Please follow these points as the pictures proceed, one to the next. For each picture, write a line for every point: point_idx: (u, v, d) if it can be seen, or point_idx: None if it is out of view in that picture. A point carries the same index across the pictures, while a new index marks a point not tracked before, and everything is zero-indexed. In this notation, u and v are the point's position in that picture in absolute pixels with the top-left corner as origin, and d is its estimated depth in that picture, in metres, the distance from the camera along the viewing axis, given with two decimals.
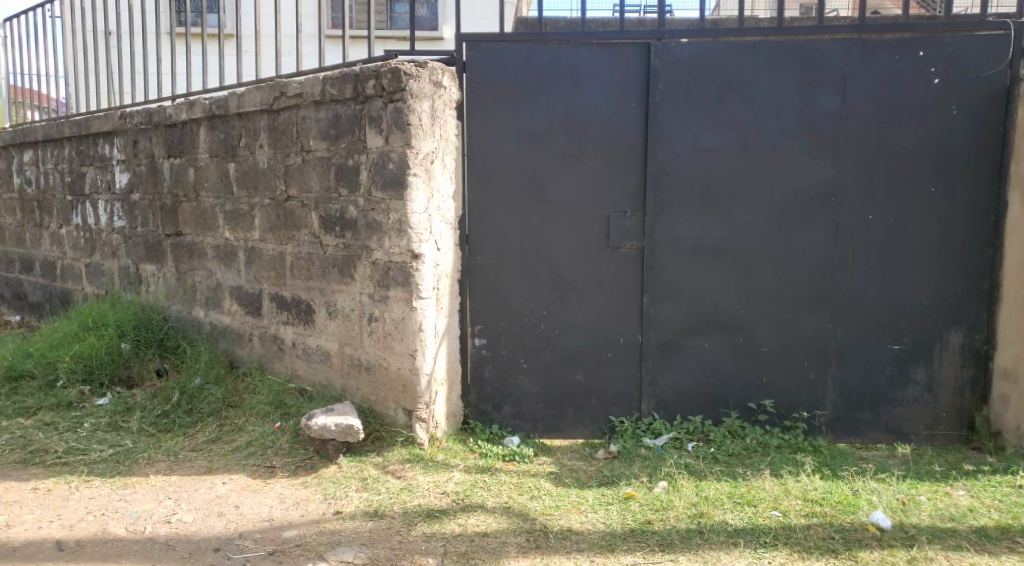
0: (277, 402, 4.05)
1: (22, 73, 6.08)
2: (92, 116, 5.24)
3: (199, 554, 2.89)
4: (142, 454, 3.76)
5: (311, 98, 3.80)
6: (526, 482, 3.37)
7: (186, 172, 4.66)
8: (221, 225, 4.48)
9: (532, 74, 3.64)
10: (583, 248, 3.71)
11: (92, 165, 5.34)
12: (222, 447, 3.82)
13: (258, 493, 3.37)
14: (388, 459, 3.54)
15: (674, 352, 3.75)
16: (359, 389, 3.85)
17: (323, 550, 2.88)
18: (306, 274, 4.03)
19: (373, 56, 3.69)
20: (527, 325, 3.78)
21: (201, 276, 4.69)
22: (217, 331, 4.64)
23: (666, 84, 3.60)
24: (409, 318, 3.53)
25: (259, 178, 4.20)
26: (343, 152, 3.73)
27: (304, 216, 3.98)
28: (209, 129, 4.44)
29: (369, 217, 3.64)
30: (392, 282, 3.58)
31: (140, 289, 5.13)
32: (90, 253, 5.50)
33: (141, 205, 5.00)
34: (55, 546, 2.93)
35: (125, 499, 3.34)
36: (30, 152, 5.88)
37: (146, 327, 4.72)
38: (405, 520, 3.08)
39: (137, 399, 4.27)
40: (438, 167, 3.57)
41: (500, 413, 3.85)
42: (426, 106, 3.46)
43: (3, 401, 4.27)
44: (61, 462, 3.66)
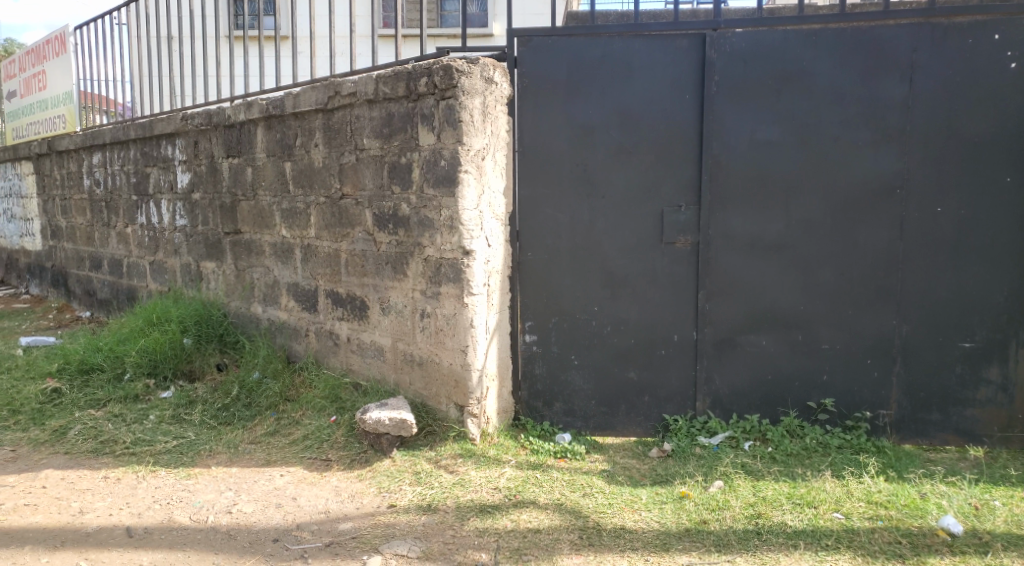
0: (332, 396, 4.13)
1: (91, 78, 6.33)
2: (156, 118, 5.42)
3: (259, 544, 2.96)
4: (204, 446, 3.88)
5: (365, 97, 3.85)
6: (579, 480, 3.34)
7: (244, 171, 4.78)
8: (279, 223, 4.58)
9: (584, 68, 3.61)
10: (636, 244, 3.67)
11: (156, 166, 5.53)
12: (280, 440, 3.91)
13: (315, 486, 3.44)
14: (441, 454, 3.56)
15: (730, 350, 3.67)
16: (412, 384, 3.89)
17: (378, 543, 2.92)
18: (360, 271, 4.09)
19: (425, 54, 3.71)
20: (579, 322, 3.75)
21: (259, 274, 4.80)
22: (275, 327, 4.75)
23: (721, 76, 3.52)
24: (461, 314, 3.55)
25: (314, 177, 4.28)
26: (396, 150, 3.77)
27: (358, 214, 4.04)
28: (267, 129, 4.55)
29: (421, 215, 3.68)
30: (444, 279, 3.60)
31: (201, 285, 5.30)
32: (155, 251, 5.70)
33: (202, 205, 5.15)
34: (125, 533, 3.05)
35: (189, 489, 3.45)
36: (99, 154, 6.13)
37: (207, 323, 4.88)
38: (457, 514, 3.10)
39: (199, 393, 4.41)
40: (489, 163, 3.57)
41: (551, 410, 3.83)
42: (478, 102, 3.46)
43: (75, 393, 4.46)
44: (129, 452, 3.81)
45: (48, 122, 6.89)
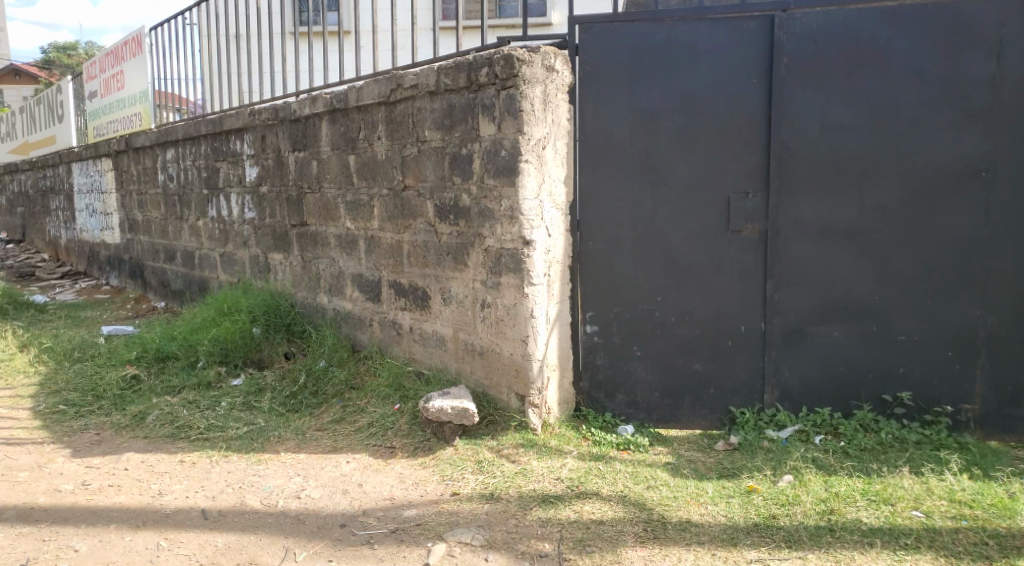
0: (396, 384, 4.20)
1: (164, 77, 6.57)
2: (225, 114, 5.58)
3: (328, 529, 3.04)
4: (274, 432, 3.99)
5: (426, 89, 3.87)
6: (642, 472, 3.31)
7: (310, 164, 4.88)
8: (343, 215, 4.67)
9: (648, 53, 3.54)
10: (700, 233, 3.59)
11: (225, 161, 5.71)
12: (346, 427, 3.99)
13: (380, 473, 3.50)
14: (502, 443, 3.57)
15: (800, 341, 3.56)
16: (473, 374, 3.92)
17: (442, 531, 2.95)
18: (422, 262, 4.13)
19: (486, 44, 3.71)
20: (642, 312, 3.69)
21: (325, 265, 4.91)
22: (340, 317, 4.85)
23: (791, 58, 3.40)
24: (521, 304, 3.54)
25: (377, 170, 4.34)
26: (457, 141, 3.78)
27: (419, 205, 4.08)
28: (331, 123, 4.63)
29: (482, 205, 3.68)
30: (504, 269, 3.61)
31: (269, 276, 5.45)
32: (225, 244, 5.89)
33: (270, 198, 5.29)
34: (201, 514, 3.17)
35: (260, 473, 3.56)
36: (172, 150, 6.36)
37: (275, 313, 5.02)
38: (520, 504, 3.10)
39: (268, 381, 4.54)
40: (550, 153, 3.55)
41: (614, 401, 3.79)
42: (539, 91, 3.44)
43: (152, 380, 4.65)
44: (203, 437, 3.95)
45: (125, 120, 7.19)
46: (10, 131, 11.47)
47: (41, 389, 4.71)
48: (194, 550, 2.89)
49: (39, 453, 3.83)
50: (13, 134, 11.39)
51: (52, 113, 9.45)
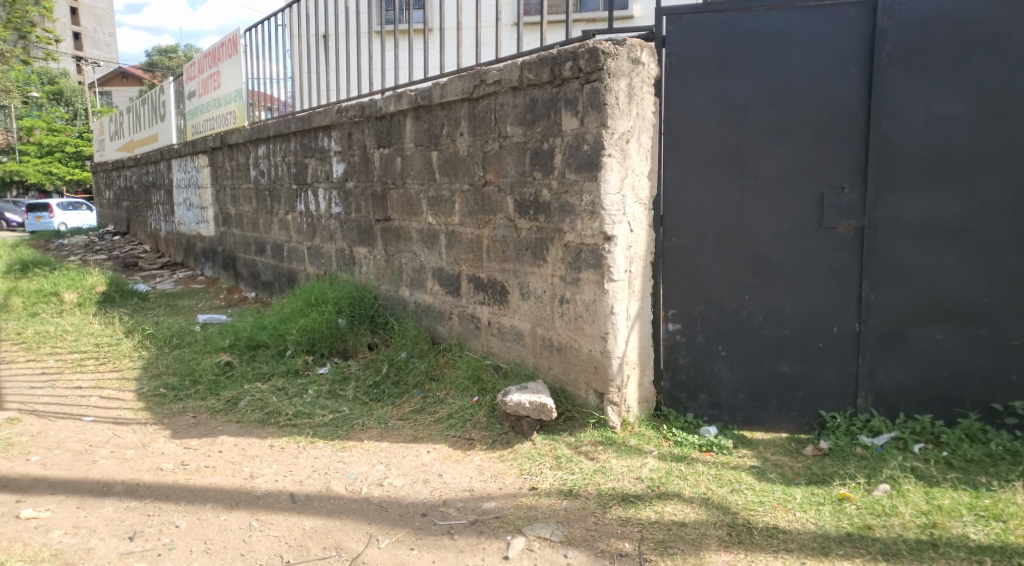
0: (475, 377, 4.24)
1: (257, 77, 6.84)
2: (314, 112, 5.77)
3: (409, 517, 3.10)
4: (357, 420, 4.10)
5: (510, 84, 3.88)
6: (726, 475, 3.22)
7: (394, 161, 4.98)
8: (426, 211, 4.74)
9: (738, 45, 3.43)
10: (791, 229, 3.46)
11: (313, 157, 5.90)
12: (426, 418, 4.06)
13: (459, 464, 3.54)
14: (581, 440, 3.55)
15: (898, 344, 3.40)
16: (551, 369, 3.90)
17: (521, 525, 2.96)
18: (502, 257, 4.15)
19: (571, 38, 3.69)
20: (728, 311, 3.59)
21: (407, 259, 5.01)
22: (421, 310, 4.93)
23: (894, 46, 3.24)
24: (602, 301, 3.51)
25: (459, 166, 4.38)
26: (540, 136, 3.78)
27: (500, 200, 4.10)
28: (415, 120, 4.71)
29: (563, 200, 3.67)
30: (585, 265, 3.58)
31: (354, 269, 5.61)
32: (312, 237, 6.09)
33: (355, 193, 5.44)
34: (289, 498, 3.29)
35: (344, 460, 3.67)
36: (264, 147, 6.62)
37: (360, 305, 5.16)
38: (599, 501, 3.08)
39: (352, 370, 4.67)
40: (634, 146, 3.49)
41: (696, 401, 3.70)
42: (624, 84, 3.39)
43: (244, 367, 4.86)
44: (291, 423, 4.10)
45: (221, 119, 7.54)
46: (118, 129, 12.24)
47: (145, 372, 5.01)
48: (283, 532, 3.00)
49: (143, 433, 4.07)
50: (120, 132, 12.14)
51: (154, 112, 10.01)
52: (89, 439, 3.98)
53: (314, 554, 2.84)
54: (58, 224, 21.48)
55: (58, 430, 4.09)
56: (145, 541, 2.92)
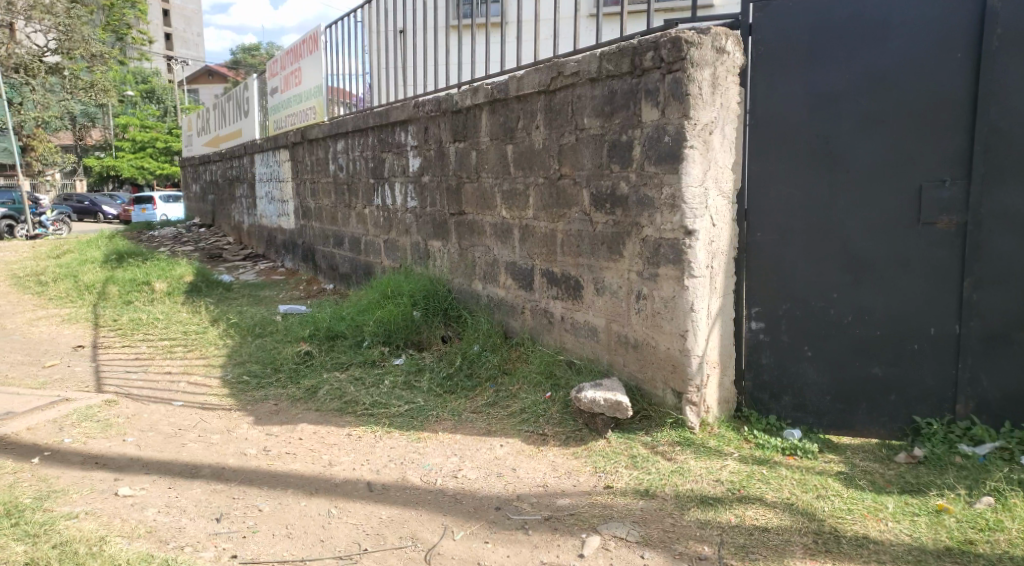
0: (547, 372, 4.21)
1: (336, 73, 6.99)
2: (391, 107, 5.85)
3: (483, 510, 3.10)
4: (432, 412, 4.14)
5: (588, 76, 3.82)
6: (811, 480, 3.09)
7: (469, 155, 4.99)
8: (499, 204, 4.74)
9: (831, 31, 3.28)
10: (885, 224, 3.30)
11: (390, 152, 5.99)
12: (499, 412, 4.06)
13: (533, 459, 3.53)
14: (657, 440, 3.48)
15: (1003, 347, 3.20)
16: (627, 366, 3.83)
17: (597, 523, 2.93)
18: (576, 252, 4.10)
19: (652, 28, 3.61)
20: (814, 309, 3.45)
21: (481, 253, 5.02)
22: (493, 304, 4.94)
23: (1006, 28, 3.03)
24: (681, 297, 3.42)
25: (535, 159, 4.35)
26: (618, 128, 3.71)
27: (576, 194, 4.05)
28: (491, 113, 4.70)
29: (641, 193, 3.59)
30: (663, 260, 3.50)
31: (429, 263, 5.67)
32: (388, 231, 6.19)
33: (431, 187, 5.49)
34: (366, 486, 3.35)
35: (419, 451, 3.71)
36: (342, 142, 6.77)
37: (434, 297, 5.21)
38: (677, 503, 3.01)
39: (427, 362, 4.72)
40: (717, 138, 3.39)
41: (779, 403, 3.57)
42: (707, 74, 3.30)
43: (323, 357, 4.99)
44: (369, 413, 4.18)
45: (301, 114, 7.75)
46: (205, 125, 12.75)
47: (229, 360, 5.20)
48: (361, 520, 3.05)
49: (228, 418, 4.22)
50: (207, 128, 12.64)
51: (239, 109, 10.38)
52: (178, 422, 4.16)
53: (390, 543, 2.88)
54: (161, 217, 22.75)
55: (151, 413, 4.29)
56: (231, 523, 3.03)
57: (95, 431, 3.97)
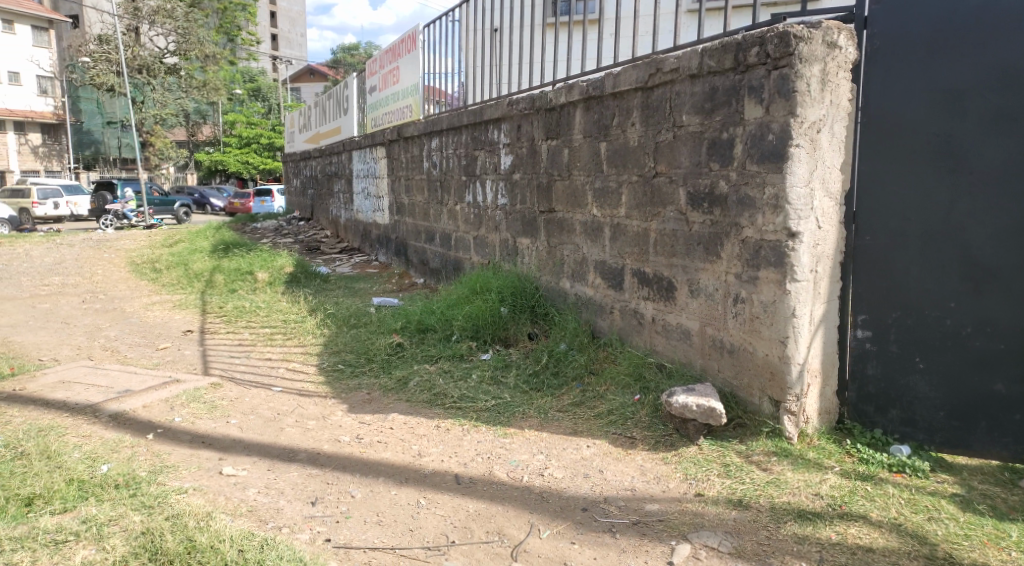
0: (637, 374, 4.14)
1: (431, 72, 7.11)
2: (485, 105, 5.90)
3: (570, 510, 3.08)
4: (518, 408, 4.15)
5: (688, 73, 3.73)
6: (922, 501, 2.90)
7: (562, 153, 4.97)
8: (591, 202, 4.70)
9: (955, 23, 3.08)
10: (1012, 230, 3.06)
11: (483, 150, 6.04)
12: (586, 412, 4.02)
13: (621, 462, 3.47)
14: (752, 449, 3.36)
15: None
16: (721, 372, 3.72)
17: (687, 531, 2.85)
18: (670, 251, 4.01)
19: (758, 23, 3.48)
20: (928, 319, 3.24)
21: (570, 251, 4.99)
22: (582, 302, 4.89)
23: None
24: (781, 302, 3.29)
25: (629, 157, 4.29)
26: (718, 126, 3.60)
27: (671, 192, 3.96)
28: (585, 111, 4.66)
29: (742, 192, 3.47)
30: (763, 262, 3.37)
31: (518, 260, 5.68)
32: (479, 228, 6.25)
33: (522, 184, 5.50)
34: (454, 479, 3.39)
35: (506, 447, 3.72)
36: (436, 139, 6.89)
37: (522, 294, 5.22)
38: (773, 516, 2.89)
39: (514, 358, 4.74)
40: (826, 137, 3.25)
41: (886, 417, 3.37)
42: (817, 70, 3.16)
43: (413, 349, 5.09)
44: (457, 406, 4.24)
45: (398, 112, 7.94)
46: (307, 122, 13.27)
47: (325, 349, 5.39)
48: (449, 512, 3.09)
49: (324, 405, 4.38)
50: (309, 125, 13.15)
51: (339, 107, 10.74)
52: (278, 407, 4.34)
53: (478, 537, 2.90)
54: (280, 204, 24.22)
55: (252, 397, 4.50)
56: (325, 508, 3.13)
57: (202, 412, 4.19)
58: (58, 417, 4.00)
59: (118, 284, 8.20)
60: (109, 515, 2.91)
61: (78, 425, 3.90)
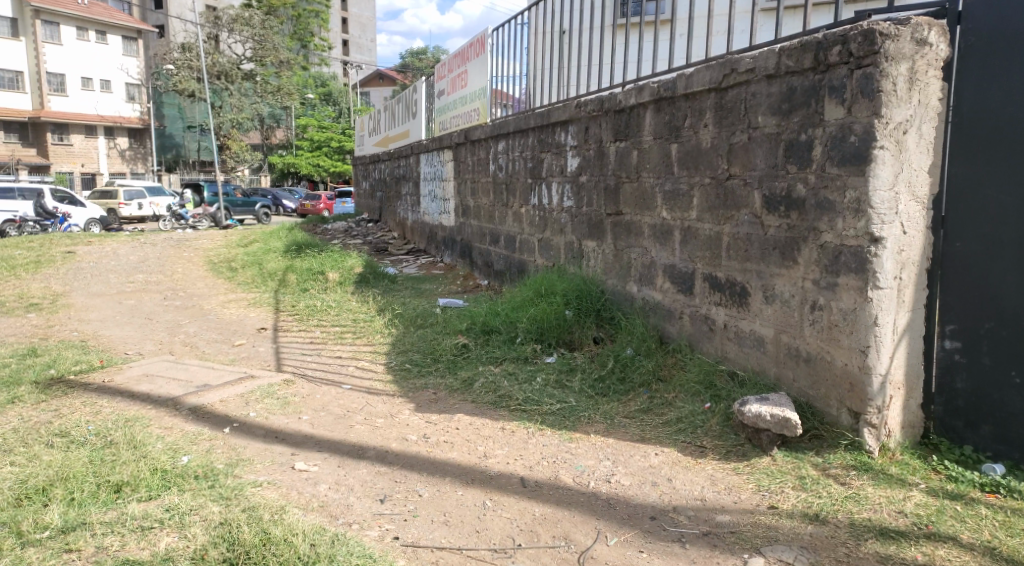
0: (707, 382, 4.05)
1: (499, 75, 7.14)
2: (552, 108, 5.89)
3: (638, 519, 3.03)
4: (584, 413, 4.12)
5: (764, 73, 3.63)
6: (1017, 524, 2.74)
7: (630, 154, 4.91)
8: (660, 205, 4.62)
9: None
10: None
11: (549, 152, 6.03)
12: (653, 419, 3.96)
13: (690, 471, 3.39)
14: (829, 462, 3.23)
15: None
16: (796, 381, 3.60)
17: (760, 544, 2.77)
18: (743, 256, 3.91)
19: (841, 21, 3.36)
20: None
21: (637, 254, 4.93)
22: (649, 307, 4.82)
23: None
24: (863, 310, 3.16)
25: (701, 159, 4.20)
26: (796, 127, 3.49)
27: (745, 195, 3.86)
28: (655, 112, 4.59)
29: (821, 196, 3.36)
30: (843, 268, 3.25)
31: (583, 262, 5.65)
32: (544, 230, 6.24)
33: (588, 187, 5.47)
34: (520, 482, 3.39)
35: (571, 451, 3.70)
36: (503, 143, 6.92)
37: (587, 298, 5.18)
38: (852, 532, 2.77)
39: (579, 362, 4.70)
40: (913, 138, 3.11)
41: (977, 433, 3.18)
42: (904, 68, 3.03)
43: (478, 350, 5.12)
44: (521, 409, 4.23)
45: (466, 115, 8.01)
46: (376, 126, 13.55)
47: (393, 348, 5.47)
48: (515, 515, 3.09)
49: (392, 403, 4.45)
50: (378, 129, 13.42)
51: (407, 111, 10.92)
52: (348, 404, 4.43)
53: (544, 541, 2.89)
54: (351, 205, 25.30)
55: (323, 394, 4.60)
56: (394, 505, 3.17)
57: (275, 407, 4.31)
58: (142, 409, 4.18)
59: (197, 282, 8.55)
60: (190, 504, 3.02)
61: (160, 417, 4.07)
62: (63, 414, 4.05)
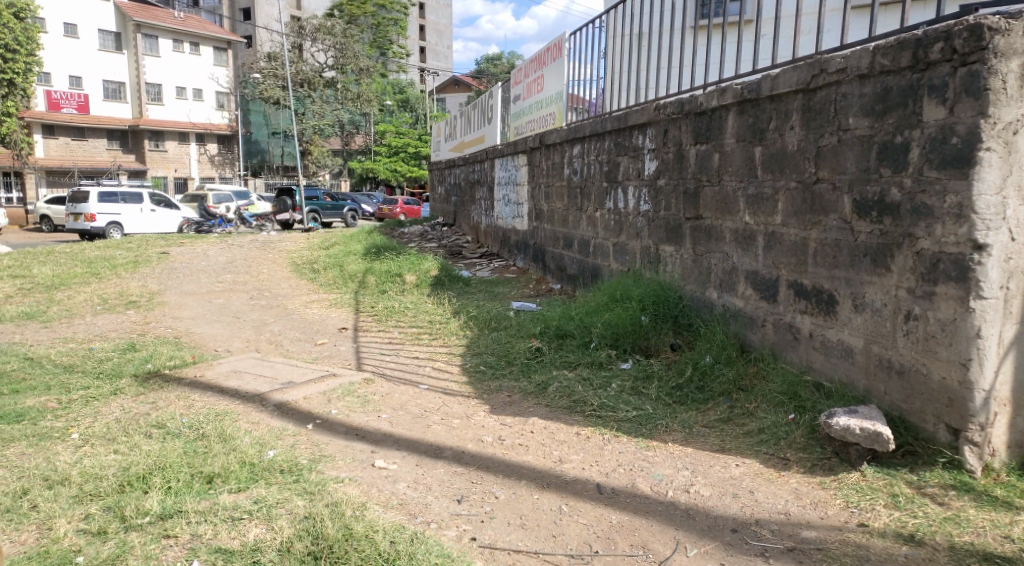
0: (791, 393, 3.91)
1: (575, 79, 7.12)
2: (630, 111, 5.84)
3: (719, 530, 2.96)
4: (661, 421, 4.06)
5: (856, 73, 3.49)
6: None
7: (711, 157, 4.81)
8: (743, 208, 4.51)
9: None
10: None
11: (626, 155, 5.97)
12: (733, 430, 3.86)
13: (773, 484, 3.29)
14: (925, 480, 3.07)
15: None
16: (888, 394, 3.44)
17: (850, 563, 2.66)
18: (831, 262, 3.77)
19: (943, 17, 3.21)
20: None
21: (718, 259, 4.83)
22: (729, 314, 4.69)
23: None
24: (964, 321, 3.00)
25: (787, 162, 4.08)
26: (890, 129, 3.34)
27: (834, 199, 3.72)
28: (738, 114, 4.49)
29: (918, 201, 3.20)
30: (942, 277, 3.09)
31: (660, 267, 5.56)
32: (619, 234, 6.18)
33: (666, 190, 5.39)
34: (596, 488, 3.36)
35: (648, 459, 3.65)
36: (579, 147, 6.90)
37: (664, 303, 5.09)
38: (951, 556, 2.63)
39: (656, 368, 4.63)
40: None
41: None
42: (1015, 65, 2.88)
43: (553, 354, 5.11)
44: (597, 414, 4.21)
45: (541, 119, 8.02)
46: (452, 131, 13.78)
47: (468, 350, 5.53)
48: (592, 521, 3.07)
49: (468, 405, 4.50)
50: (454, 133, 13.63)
51: (483, 115, 11.02)
52: (424, 404, 4.50)
53: (621, 549, 2.85)
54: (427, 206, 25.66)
55: (401, 394, 4.69)
56: (471, 506, 3.20)
57: (356, 406, 4.43)
58: (232, 404, 4.37)
59: (280, 282, 8.87)
60: (277, 497, 3.13)
61: (248, 412, 4.24)
62: (160, 406, 4.27)
